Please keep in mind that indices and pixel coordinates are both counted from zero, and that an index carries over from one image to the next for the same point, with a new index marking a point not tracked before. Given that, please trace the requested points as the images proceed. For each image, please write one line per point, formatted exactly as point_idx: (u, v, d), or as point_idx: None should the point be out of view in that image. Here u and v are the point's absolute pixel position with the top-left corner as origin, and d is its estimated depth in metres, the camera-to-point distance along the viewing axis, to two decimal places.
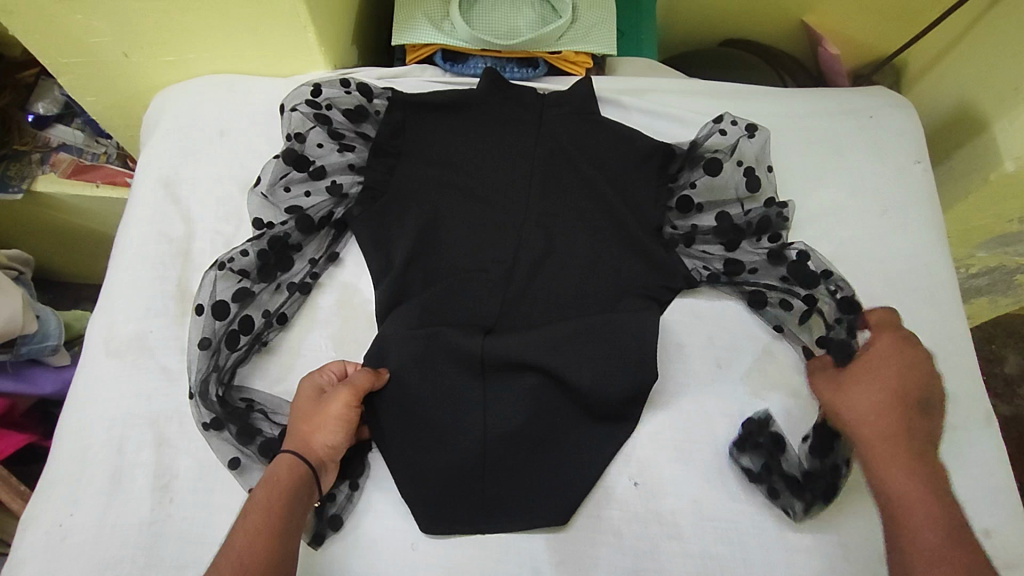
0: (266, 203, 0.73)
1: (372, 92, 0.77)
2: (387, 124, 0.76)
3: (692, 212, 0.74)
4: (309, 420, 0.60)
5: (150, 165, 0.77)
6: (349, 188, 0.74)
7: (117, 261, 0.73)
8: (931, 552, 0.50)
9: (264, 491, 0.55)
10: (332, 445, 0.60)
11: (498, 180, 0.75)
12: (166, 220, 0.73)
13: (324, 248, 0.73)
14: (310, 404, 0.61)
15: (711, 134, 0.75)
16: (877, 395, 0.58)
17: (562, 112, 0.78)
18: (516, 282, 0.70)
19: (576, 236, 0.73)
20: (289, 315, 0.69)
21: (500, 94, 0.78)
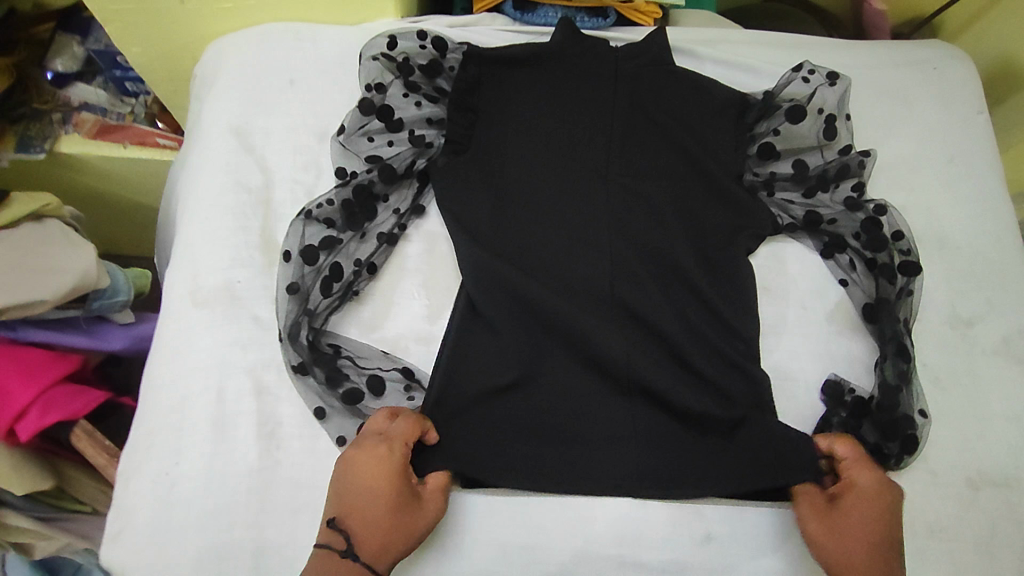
0: (346, 151, 0.72)
1: (447, 45, 0.75)
2: (462, 80, 0.75)
3: (769, 162, 0.76)
4: (370, 511, 0.54)
5: (215, 115, 0.74)
6: (433, 141, 0.74)
7: (192, 212, 0.70)
8: None
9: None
10: (405, 551, 0.55)
11: (576, 136, 0.74)
12: (243, 171, 0.71)
13: (409, 199, 0.72)
14: (375, 490, 0.55)
15: (791, 82, 0.76)
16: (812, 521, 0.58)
17: (637, 64, 0.77)
18: (594, 236, 0.70)
19: (650, 186, 0.73)
20: (379, 265, 0.69)
21: (574, 47, 0.77)
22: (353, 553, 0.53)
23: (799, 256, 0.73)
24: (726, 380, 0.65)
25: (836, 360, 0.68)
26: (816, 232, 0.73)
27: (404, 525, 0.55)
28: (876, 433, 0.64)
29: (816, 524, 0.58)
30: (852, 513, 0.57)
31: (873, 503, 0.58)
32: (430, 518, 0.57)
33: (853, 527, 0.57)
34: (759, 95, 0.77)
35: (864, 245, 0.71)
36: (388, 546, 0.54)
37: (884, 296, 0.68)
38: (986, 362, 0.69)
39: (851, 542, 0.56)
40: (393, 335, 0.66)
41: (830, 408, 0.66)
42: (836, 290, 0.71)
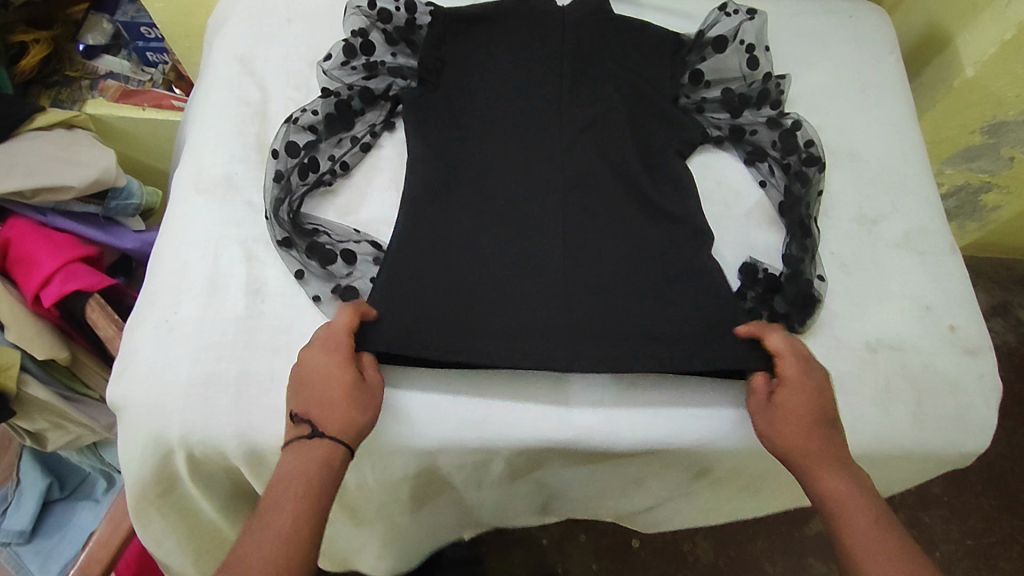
0: (328, 78, 0.83)
1: (416, 6, 0.85)
2: (430, 36, 0.83)
3: (699, 88, 0.87)
4: (326, 394, 0.60)
5: (223, 46, 0.87)
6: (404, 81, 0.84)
7: (199, 122, 0.82)
8: (851, 525, 0.58)
9: (300, 470, 0.57)
10: (366, 420, 0.61)
11: (528, 85, 0.82)
12: (244, 88, 0.83)
13: (383, 116, 0.83)
14: (325, 375, 0.61)
15: (717, 20, 0.87)
16: (793, 404, 0.63)
17: (585, 20, 0.85)
18: (545, 171, 0.77)
19: (597, 123, 0.81)
20: (350, 164, 0.79)
21: (528, 4, 0.86)
22: (318, 435, 0.59)
23: (726, 163, 0.83)
24: (662, 287, 0.71)
25: (754, 247, 0.78)
26: (739, 143, 0.84)
27: (355, 399, 0.61)
28: (786, 302, 0.72)
29: (779, 401, 0.64)
30: (799, 392, 0.63)
31: (818, 390, 0.64)
32: (371, 390, 0.63)
33: (803, 407, 0.63)
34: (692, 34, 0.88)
35: (776, 150, 0.82)
36: (347, 418, 0.60)
37: (794, 195, 0.78)
38: (890, 251, 0.77)
39: (804, 426, 0.62)
40: (366, 218, 0.77)
41: (745, 284, 0.74)
42: (758, 190, 0.81)
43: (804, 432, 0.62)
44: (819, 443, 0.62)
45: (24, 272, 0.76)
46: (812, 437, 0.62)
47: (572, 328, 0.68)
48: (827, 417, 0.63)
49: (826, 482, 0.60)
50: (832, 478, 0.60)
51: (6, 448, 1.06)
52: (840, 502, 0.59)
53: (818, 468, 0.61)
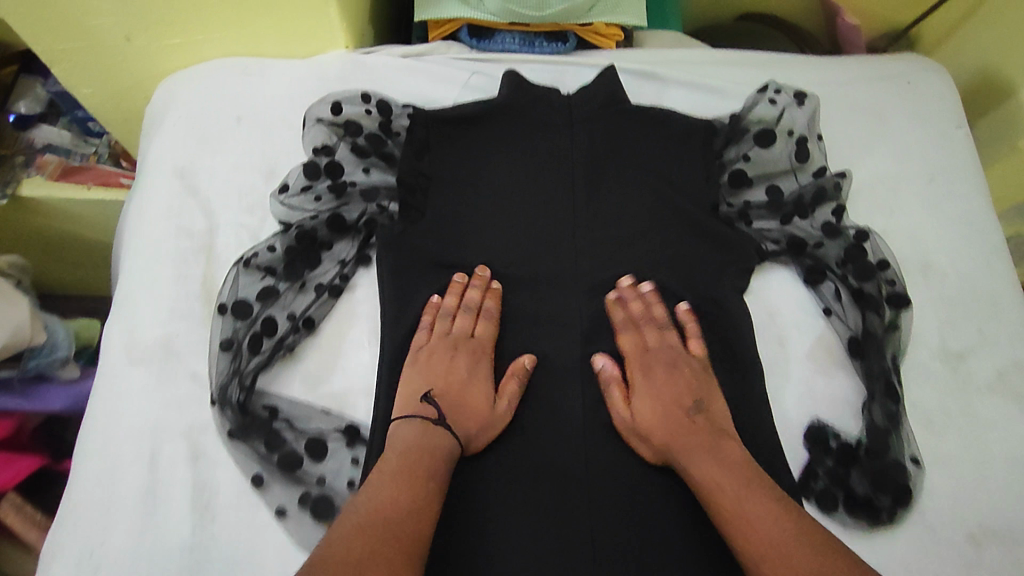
0: (289, 210, 0.67)
1: (391, 108, 0.73)
2: (411, 143, 0.71)
3: (742, 190, 0.72)
4: (466, 396, 0.59)
5: (162, 158, 0.72)
6: (387, 204, 0.70)
7: (132, 262, 0.67)
8: (758, 526, 0.50)
9: (404, 447, 0.54)
10: (495, 419, 0.59)
11: (531, 203, 0.69)
12: (186, 216, 0.68)
13: (355, 248, 0.68)
14: (445, 368, 0.60)
15: (757, 104, 0.73)
16: (641, 393, 0.60)
17: (593, 109, 0.73)
18: (559, 325, 0.64)
19: (614, 249, 0.68)
20: (316, 320, 0.64)
21: (526, 96, 0.73)
22: (444, 422, 0.56)
23: (790, 290, 0.68)
24: None
25: (821, 400, 0.63)
26: (796, 259, 0.69)
27: (479, 395, 0.59)
28: (883, 444, 0.60)
29: (637, 411, 0.59)
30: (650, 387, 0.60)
31: (669, 372, 0.61)
32: (505, 415, 0.59)
33: (658, 408, 0.59)
34: (725, 118, 0.75)
35: (851, 274, 0.67)
36: (483, 411, 0.58)
37: (873, 340, 0.64)
38: (985, 398, 0.63)
39: (654, 407, 0.59)
40: (339, 390, 0.62)
41: (815, 456, 0.60)
42: (830, 327, 0.66)
43: (657, 423, 0.58)
44: (675, 431, 0.57)
45: None
46: (664, 426, 0.58)
47: (603, 558, 0.55)
48: (695, 402, 0.59)
49: (690, 466, 0.55)
50: (699, 466, 0.55)
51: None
52: (715, 493, 0.53)
53: (686, 455, 0.56)
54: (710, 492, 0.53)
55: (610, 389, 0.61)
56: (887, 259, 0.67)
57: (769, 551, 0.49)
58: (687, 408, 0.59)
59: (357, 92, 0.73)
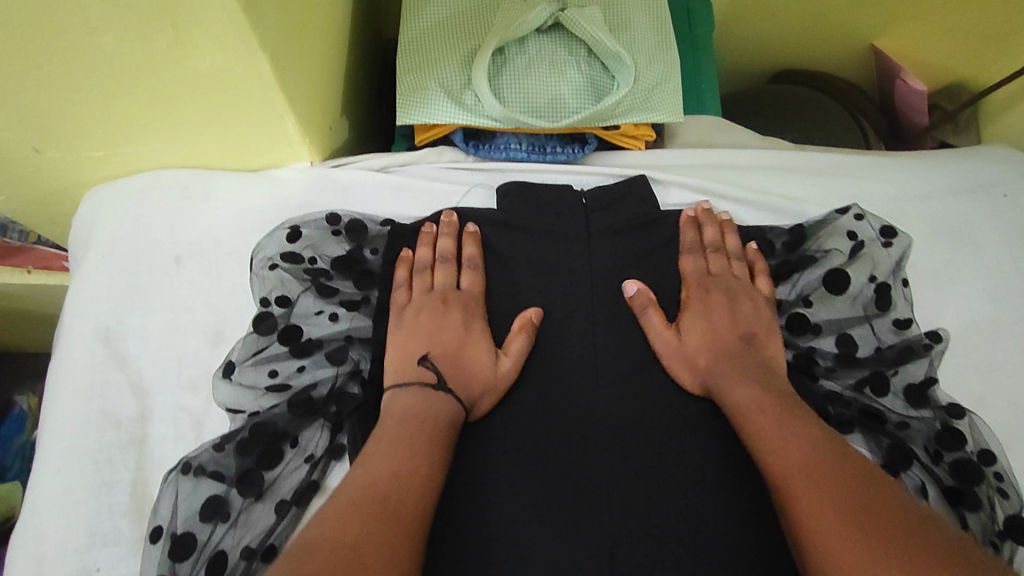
0: (239, 387, 0.54)
1: (366, 227, 0.59)
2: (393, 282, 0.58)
3: (805, 336, 0.57)
4: (464, 355, 0.54)
5: (84, 312, 0.58)
6: (360, 362, 0.56)
7: (44, 458, 0.53)
8: (788, 454, 0.45)
9: (417, 411, 0.49)
10: (499, 373, 0.53)
11: (543, 373, 0.54)
12: (111, 396, 0.55)
13: (326, 437, 0.54)
14: (437, 334, 0.54)
15: (826, 231, 0.60)
16: (692, 314, 0.56)
17: (616, 247, 0.59)
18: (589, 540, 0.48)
19: (659, 425, 0.52)
20: (279, 545, 0.50)
21: (533, 230, 0.59)
22: (446, 389, 0.51)
23: None
24: None
25: None
26: (873, 436, 0.54)
27: (478, 361, 0.53)
28: None
29: (684, 329, 0.55)
30: (701, 312, 0.56)
31: (728, 304, 0.56)
32: (509, 376, 0.53)
33: (707, 334, 0.55)
34: (783, 228, 0.61)
35: (949, 472, 0.53)
36: (484, 372, 0.53)
37: None
38: None
39: (696, 329, 0.55)
40: None
41: None
42: None
43: (706, 347, 0.54)
44: (724, 355, 0.54)
45: None
46: (713, 354, 0.54)
47: None
48: (749, 334, 0.55)
49: (728, 388, 0.51)
50: (742, 391, 0.51)
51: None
52: (754, 420, 0.49)
53: (729, 377, 0.52)
54: (747, 417, 0.49)
55: (648, 313, 0.55)
56: (994, 458, 0.54)
57: (798, 483, 0.43)
58: (742, 339, 0.54)
59: (322, 214, 0.59)
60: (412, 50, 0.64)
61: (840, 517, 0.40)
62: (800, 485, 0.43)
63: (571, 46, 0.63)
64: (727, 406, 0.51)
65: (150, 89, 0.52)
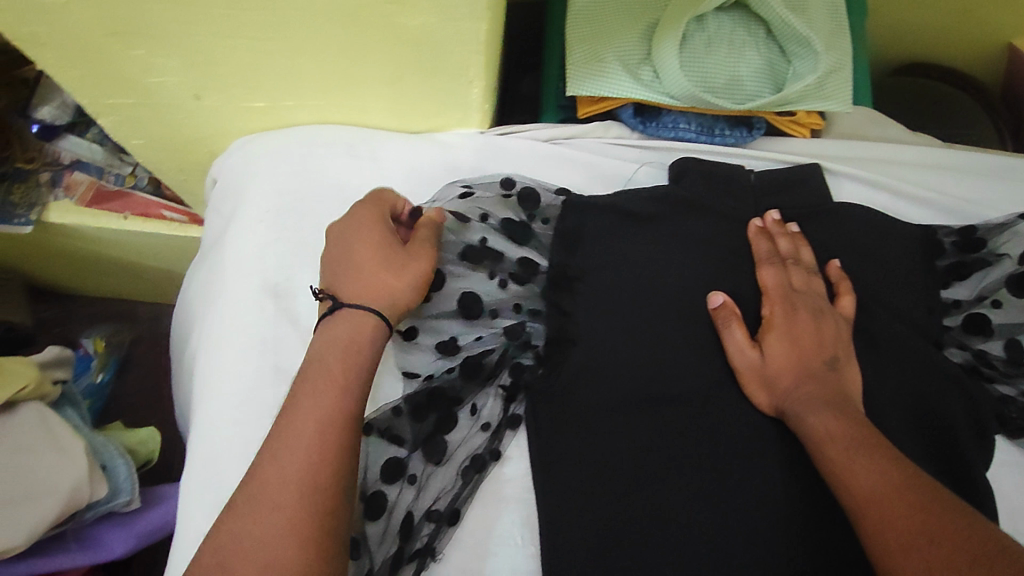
0: (417, 346, 0.55)
1: (538, 197, 0.59)
2: (562, 239, 0.58)
3: (977, 337, 0.58)
4: (351, 264, 0.50)
5: (248, 265, 0.58)
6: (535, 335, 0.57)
7: (217, 407, 0.54)
8: (859, 473, 0.45)
9: (333, 353, 0.46)
10: (385, 275, 0.49)
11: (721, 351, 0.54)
12: (285, 350, 0.55)
13: (500, 406, 0.55)
14: (352, 247, 0.51)
15: (1008, 235, 0.59)
16: (778, 329, 0.54)
17: (786, 231, 0.58)
18: (768, 519, 0.50)
19: None
20: (461, 509, 0.52)
21: (703, 213, 0.59)
22: (343, 306, 0.48)
23: None
24: None
25: None
26: None
27: (380, 259, 0.50)
28: None
29: (768, 350, 0.53)
30: (791, 325, 0.54)
31: (793, 318, 0.54)
32: (404, 272, 0.50)
33: (792, 355, 0.53)
34: (952, 228, 0.61)
35: None
36: (370, 278, 0.49)
37: None
38: None
39: (786, 347, 0.53)
40: None
41: None
42: None
43: (794, 369, 0.52)
44: (803, 371, 0.52)
45: None
46: (782, 368, 0.52)
47: None
48: (834, 356, 0.53)
49: (798, 408, 0.50)
50: (816, 416, 0.49)
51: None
52: (823, 442, 0.48)
53: (805, 402, 0.50)
54: (819, 440, 0.48)
55: (732, 328, 0.53)
56: None
57: (870, 502, 0.43)
58: (819, 354, 0.53)
59: (497, 177, 0.59)
60: (585, 20, 0.63)
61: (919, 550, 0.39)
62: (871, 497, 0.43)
63: (751, 25, 0.60)
64: (795, 424, 0.50)
65: (346, 41, 0.51)
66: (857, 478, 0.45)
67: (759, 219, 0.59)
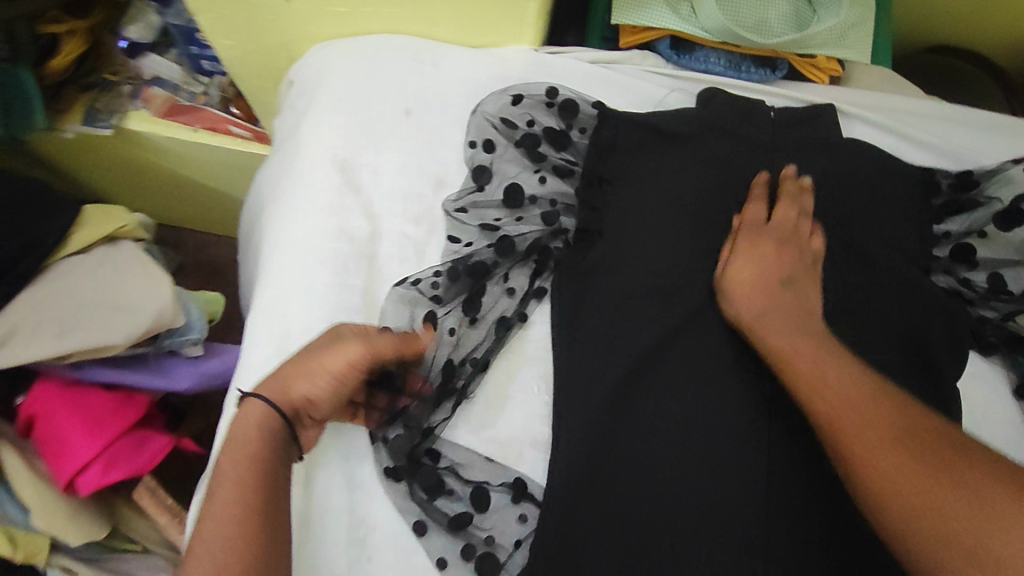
0: (460, 223, 0.63)
1: (577, 108, 0.66)
2: (595, 145, 0.65)
3: (963, 265, 0.64)
4: (283, 376, 0.51)
5: (320, 144, 0.66)
6: (565, 221, 0.64)
7: (287, 258, 0.62)
8: (829, 395, 0.50)
9: (238, 457, 0.47)
10: (316, 388, 0.50)
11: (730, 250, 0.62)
12: (347, 215, 0.63)
13: (530, 280, 0.62)
14: (292, 361, 0.51)
15: (1010, 177, 0.64)
16: (739, 254, 0.59)
17: (796, 156, 0.65)
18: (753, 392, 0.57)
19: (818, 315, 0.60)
20: (488, 360, 0.59)
21: (725, 135, 0.65)
22: (261, 414, 0.49)
23: (1001, 397, 0.63)
24: None
25: None
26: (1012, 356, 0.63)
27: (311, 370, 0.50)
28: None
29: (732, 267, 0.59)
30: (762, 247, 0.59)
31: (771, 246, 0.59)
32: (328, 389, 0.51)
33: (760, 272, 0.58)
34: (950, 172, 0.67)
35: None
36: (295, 389, 0.50)
37: None
38: None
39: (760, 268, 0.58)
40: (505, 437, 0.58)
41: None
42: None
43: (762, 292, 0.57)
44: (767, 292, 0.57)
45: (53, 458, 0.59)
46: (749, 289, 0.57)
47: None
48: (791, 275, 0.58)
49: (764, 328, 0.55)
50: (781, 336, 0.54)
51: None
52: (788, 363, 0.53)
53: (760, 320, 0.56)
54: (778, 358, 0.53)
55: (720, 237, 0.60)
56: None
57: (838, 423, 0.49)
58: (795, 290, 0.57)
59: (543, 85, 0.66)
60: None
61: (901, 457, 0.45)
62: (843, 420, 0.48)
63: None
64: (759, 339, 0.55)
65: None
66: (823, 396, 0.50)
67: (772, 144, 0.65)
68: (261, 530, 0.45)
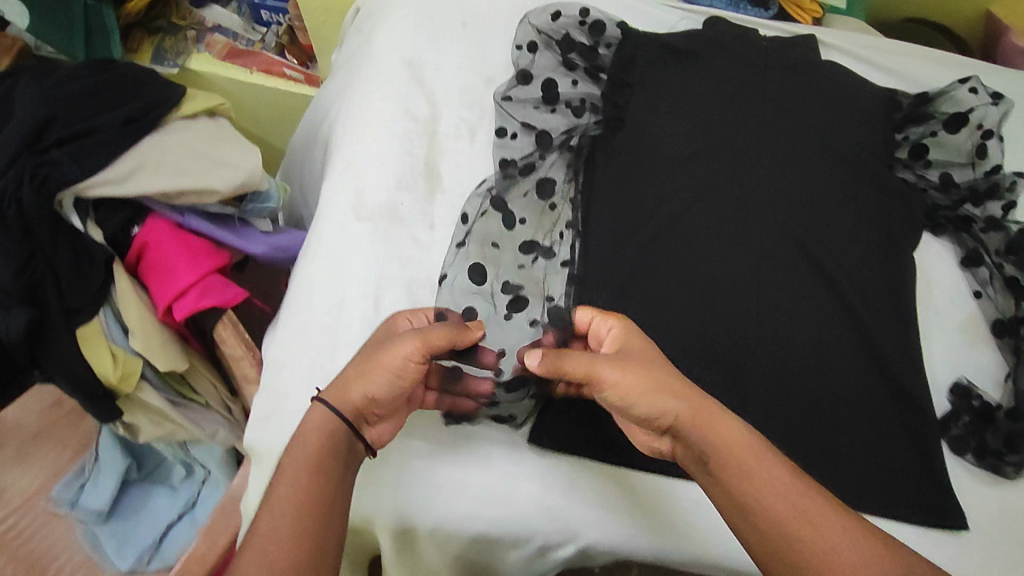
0: (505, 113, 0.76)
1: (604, 28, 0.79)
2: (618, 57, 0.78)
3: (919, 162, 0.78)
4: (349, 376, 0.55)
5: (389, 46, 0.79)
6: (587, 117, 0.77)
7: (360, 133, 0.74)
8: (782, 494, 0.48)
9: (296, 462, 0.51)
10: (380, 384, 0.55)
11: (735, 136, 0.72)
12: (412, 101, 0.76)
13: (562, 161, 0.75)
14: (360, 358, 0.56)
15: (955, 93, 0.78)
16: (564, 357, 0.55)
17: (789, 68, 0.78)
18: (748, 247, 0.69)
19: (808, 194, 0.71)
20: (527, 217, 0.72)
21: (729, 51, 0.77)
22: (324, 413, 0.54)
23: (949, 267, 0.76)
24: (854, 420, 0.66)
25: (960, 359, 0.72)
26: (959, 233, 0.77)
27: (374, 367, 0.55)
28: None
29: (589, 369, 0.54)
30: (596, 365, 0.54)
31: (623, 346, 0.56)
32: (388, 387, 0.55)
33: (651, 378, 0.53)
34: (909, 94, 0.80)
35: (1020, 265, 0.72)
36: (359, 386, 0.55)
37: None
38: None
39: (645, 380, 0.53)
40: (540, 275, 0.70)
41: (957, 407, 0.69)
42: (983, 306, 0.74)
43: (647, 386, 0.53)
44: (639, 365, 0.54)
45: (159, 283, 0.70)
46: (645, 383, 0.53)
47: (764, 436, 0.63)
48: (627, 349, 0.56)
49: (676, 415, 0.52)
50: (709, 443, 0.51)
51: (68, 443, 0.97)
52: (728, 451, 0.50)
53: (637, 391, 0.53)
54: (718, 447, 0.51)
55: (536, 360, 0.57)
56: None
57: (784, 510, 0.47)
58: (661, 370, 0.54)
59: (577, 6, 0.79)
60: None
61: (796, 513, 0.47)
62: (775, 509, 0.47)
63: None
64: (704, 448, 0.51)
65: None
66: (772, 490, 0.48)
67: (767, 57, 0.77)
68: (321, 522, 0.49)
